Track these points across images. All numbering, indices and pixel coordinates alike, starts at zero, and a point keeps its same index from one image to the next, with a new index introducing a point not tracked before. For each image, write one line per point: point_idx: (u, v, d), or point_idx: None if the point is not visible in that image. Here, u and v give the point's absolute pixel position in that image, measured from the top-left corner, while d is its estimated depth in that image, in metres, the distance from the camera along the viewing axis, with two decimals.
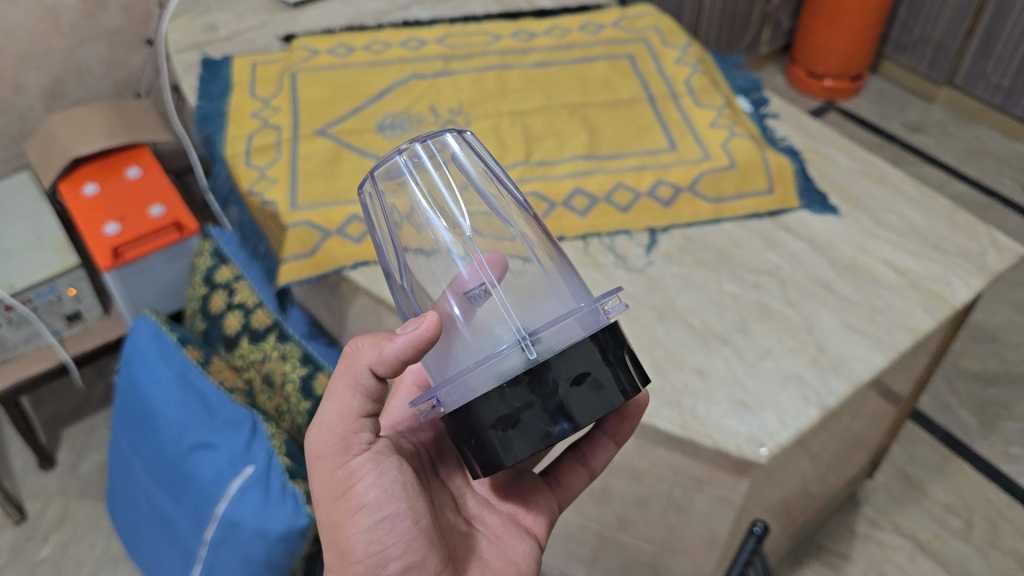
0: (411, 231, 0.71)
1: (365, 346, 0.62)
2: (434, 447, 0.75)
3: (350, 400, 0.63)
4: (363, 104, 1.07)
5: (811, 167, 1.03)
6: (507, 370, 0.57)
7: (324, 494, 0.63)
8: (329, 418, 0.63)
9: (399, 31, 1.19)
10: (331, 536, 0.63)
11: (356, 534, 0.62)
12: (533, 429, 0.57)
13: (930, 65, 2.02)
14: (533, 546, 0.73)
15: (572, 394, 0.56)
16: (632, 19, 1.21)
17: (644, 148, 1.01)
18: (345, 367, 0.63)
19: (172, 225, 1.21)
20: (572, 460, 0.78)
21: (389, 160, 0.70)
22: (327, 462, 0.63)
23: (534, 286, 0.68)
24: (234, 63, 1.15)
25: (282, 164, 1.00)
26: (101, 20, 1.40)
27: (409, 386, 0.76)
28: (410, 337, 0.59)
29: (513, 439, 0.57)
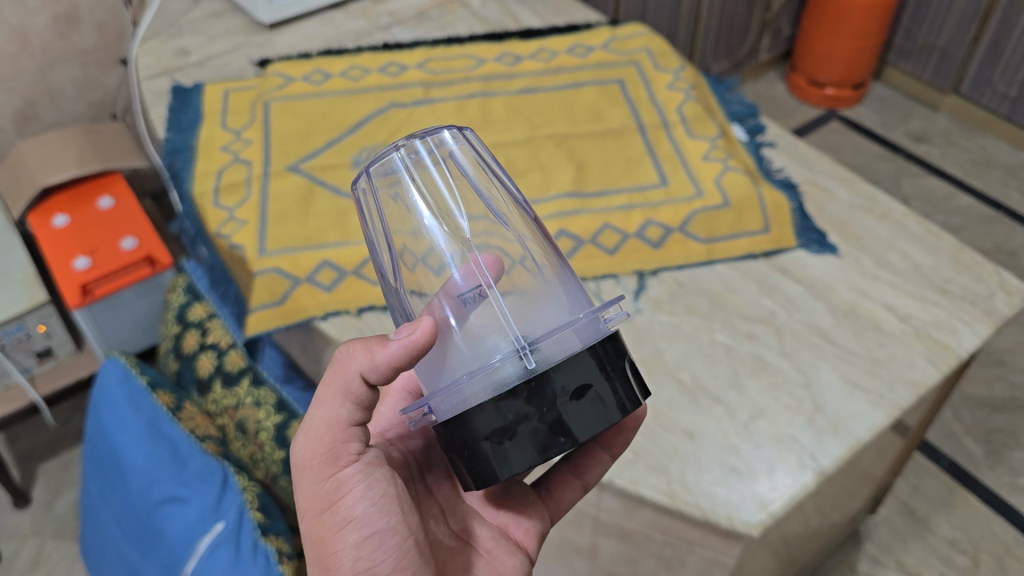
0: (407, 233, 0.65)
1: (354, 352, 0.57)
2: (424, 455, 0.69)
3: (341, 406, 0.58)
4: (338, 137, 1.02)
5: (809, 202, 0.98)
6: (503, 380, 0.52)
7: (309, 507, 0.58)
8: (316, 425, 0.59)
9: (378, 55, 1.14)
10: (315, 552, 0.58)
11: (343, 550, 0.57)
12: (529, 442, 0.52)
13: (934, 72, 1.96)
14: (524, 561, 0.67)
15: (572, 407, 0.52)
16: (622, 40, 1.15)
17: (633, 185, 0.96)
18: (333, 372, 0.59)
19: (144, 259, 1.16)
20: (565, 472, 0.71)
21: (385, 156, 0.64)
22: (313, 472, 0.58)
23: (532, 290, 0.62)
24: (205, 91, 1.10)
25: (251, 204, 0.95)
26: (73, 40, 1.35)
27: (399, 392, 0.71)
28: (404, 342, 0.54)
29: (508, 450, 0.52)
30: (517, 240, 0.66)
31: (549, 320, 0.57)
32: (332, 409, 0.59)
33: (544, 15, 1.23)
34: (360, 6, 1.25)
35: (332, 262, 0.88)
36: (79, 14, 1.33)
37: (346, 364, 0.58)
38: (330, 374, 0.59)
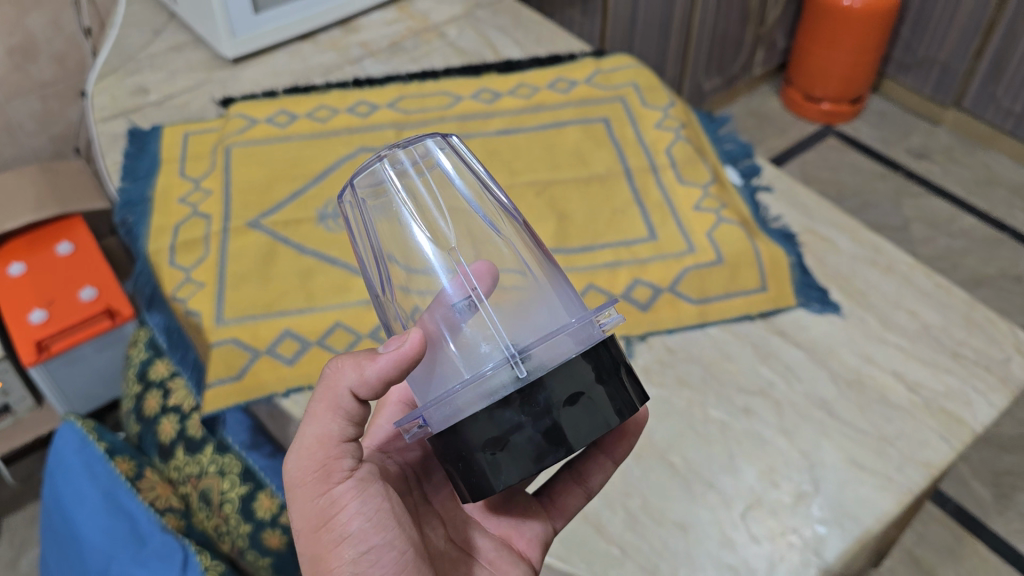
0: (394, 245, 0.61)
1: (349, 362, 0.51)
2: (421, 467, 0.63)
3: (333, 418, 0.52)
4: (303, 186, 0.95)
5: (809, 254, 0.91)
6: (496, 391, 0.49)
7: (302, 527, 0.52)
8: (308, 441, 0.52)
9: (347, 92, 1.07)
10: (309, 572, 0.52)
11: (338, 571, 0.50)
12: (525, 449, 0.48)
13: (936, 86, 1.92)
14: (529, 573, 0.60)
15: (567, 414, 0.48)
16: (608, 73, 1.08)
17: (619, 238, 0.89)
18: (326, 384, 0.52)
19: (103, 311, 1.09)
20: (566, 479, 0.65)
21: (368, 167, 0.61)
22: (304, 491, 0.52)
23: (524, 298, 0.58)
24: (163, 134, 1.03)
25: (209, 264, 0.88)
26: (31, 73, 1.28)
27: (394, 403, 0.64)
28: (393, 354, 0.50)
29: (502, 461, 0.48)
30: (506, 248, 0.62)
31: (540, 326, 0.55)
32: (324, 423, 0.52)
33: (525, 45, 1.16)
34: (330, 36, 1.18)
35: (293, 331, 0.81)
36: (36, 47, 1.26)
37: (338, 378, 0.51)
38: (322, 388, 0.52)
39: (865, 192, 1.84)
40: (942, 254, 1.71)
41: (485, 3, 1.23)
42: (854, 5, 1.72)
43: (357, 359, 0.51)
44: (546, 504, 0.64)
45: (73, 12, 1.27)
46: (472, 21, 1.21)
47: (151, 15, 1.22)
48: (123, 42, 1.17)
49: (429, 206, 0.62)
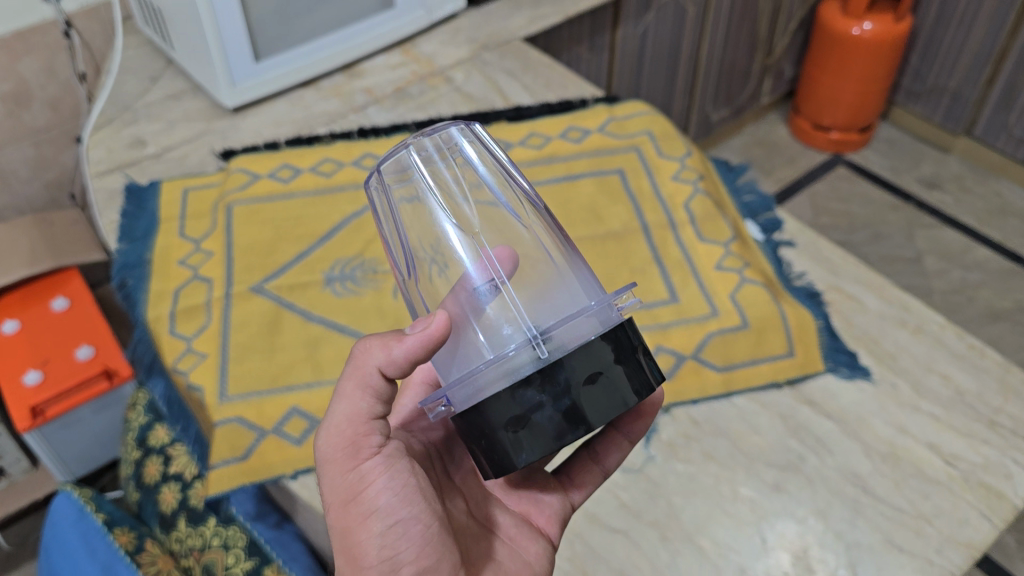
0: (418, 230, 0.63)
1: (378, 344, 0.53)
2: (445, 447, 0.64)
3: (363, 396, 0.54)
4: (308, 247, 0.91)
5: (835, 314, 0.88)
6: (518, 368, 0.50)
7: (332, 500, 0.53)
8: (338, 419, 0.54)
9: (352, 144, 1.03)
10: (338, 546, 0.53)
11: (366, 542, 0.51)
12: (546, 426, 0.50)
13: (945, 114, 1.95)
14: (548, 549, 0.61)
15: (586, 393, 0.50)
16: (621, 121, 1.05)
17: (639, 302, 0.85)
18: (354, 364, 0.54)
19: (100, 371, 1.06)
20: (582, 458, 0.66)
21: (396, 154, 0.63)
22: (334, 466, 0.53)
23: (544, 282, 0.60)
24: (162, 191, 1.00)
25: (212, 333, 0.84)
26: (24, 119, 1.25)
27: (419, 384, 0.64)
28: (419, 336, 0.52)
29: (525, 438, 0.50)
30: (527, 236, 0.64)
31: (559, 307, 0.56)
32: (353, 401, 0.54)
33: (534, 90, 1.13)
34: (333, 82, 1.15)
35: (300, 409, 0.78)
36: (30, 93, 1.23)
37: (366, 359, 0.53)
38: (350, 369, 0.54)
39: (875, 223, 1.83)
40: (957, 287, 1.70)
41: (492, 46, 1.20)
42: (864, 34, 1.75)
43: (385, 341, 0.54)
44: (563, 483, 0.65)
45: (67, 57, 1.24)
46: (478, 64, 1.17)
47: (149, 62, 1.19)
48: (120, 91, 1.14)
49: (453, 189, 0.64)
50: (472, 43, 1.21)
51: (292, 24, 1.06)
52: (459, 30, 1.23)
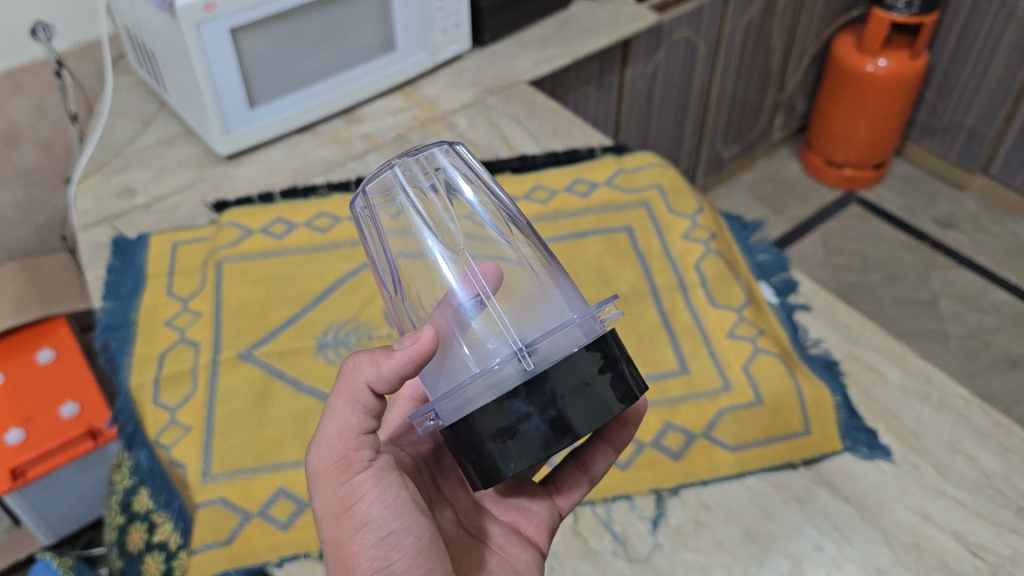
0: (405, 251, 0.60)
1: (366, 359, 0.52)
2: (434, 461, 0.62)
3: (353, 410, 0.52)
4: (301, 309, 0.87)
5: (853, 388, 0.83)
6: (503, 382, 0.47)
7: (323, 515, 0.51)
8: (328, 433, 0.52)
9: (349, 197, 1.00)
10: (331, 560, 0.50)
11: (358, 554, 0.49)
12: (534, 435, 0.47)
13: (961, 151, 1.91)
14: (537, 558, 0.59)
15: (573, 402, 0.47)
16: (630, 173, 1.01)
17: (646, 373, 0.80)
18: (343, 379, 0.53)
19: (85, 431, 1.03)
20: (570, 466, 0.63)
21: (379, 174, 0.60)
22: (324, 480, 0.51)
23: (528, 297, 0.56)
24: (151, 245, 0.95)
25: (196, 403, 0.80)
26: (14, 161, 1.21)
27: (406, 399, 0.61)
28: (405, 351, 0.50)
29: (512, 449, 0.47)
30: (514, 252, 0.60)
31: (543, 319, 0.53)
32: (343, 416, 0.52)
33: (540, 138, 1.09)
34: (331, 127, 1.11)
35: (288, 490, 0.73)
36: (19, 134, 1.19)
37: (355, 375, 0.52)
38: (339, 386, 0.53)
39: (889, 264, 1.79)
40: (974, 332, 1.65)
41: (497, 89, 1.15)
42: (879, 71, 1.72)
43: (372, 357, 0.52)
44: (550, 489, 0.63)
45: (59, 97, 1.20)
46: (482, 108, 1.13)
47: (142, 105, 1.15)
48: (111, 135, 1.10)
49: (438, 209, 0.61)
50: (476, 86, 1.16)
51: (286, 69, 1.02)
52: (463, 72, 1.19)
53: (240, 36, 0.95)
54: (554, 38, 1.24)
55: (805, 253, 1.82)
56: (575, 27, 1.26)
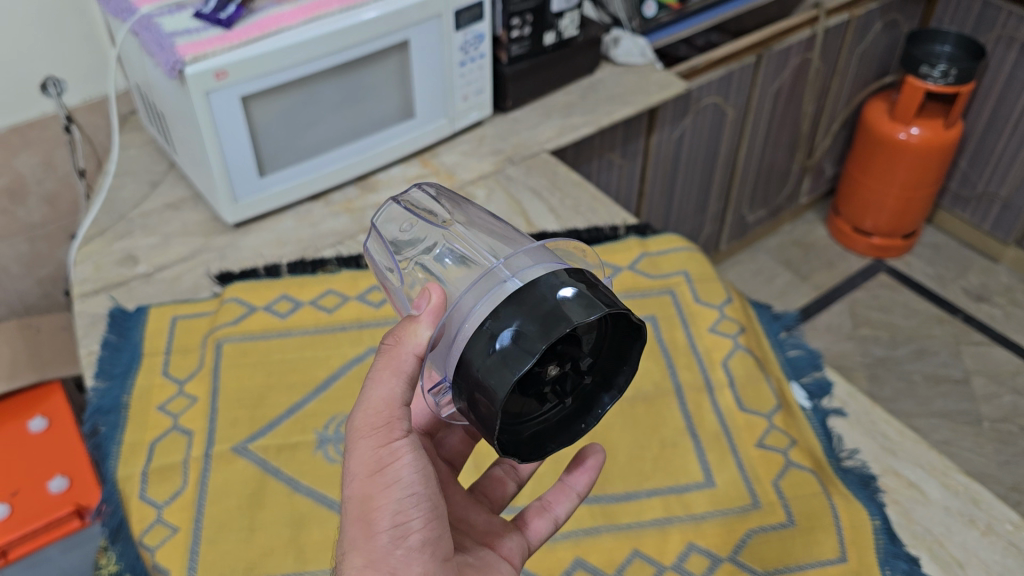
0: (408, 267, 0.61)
1: (410, 327, 0.50)
2: None
3: (396, 372, 0.50)
4: (303, 399, 0.83)
5: (891, 507, 0.76)
6: (485, 290, 0.50)
7: (355, 468, 0.50)
8: (374, 391, 0.50)
9: (359, 274, 0.96)
10: (353, 513, 0.49)
11: (383, 514, 0.48)
12: (533, 331, 0.45)
13: (995, 223, 1.86)
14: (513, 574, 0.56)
15: (563, 299, 0.46)
16: (655, 257, 0.97)
17: (669, 485, 0.74)
18: (392, 336, 0.50)
19: (71, 508, 0.96)
20: (533, 506, 0.61)
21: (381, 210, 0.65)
22: (365, 439, 0.49)
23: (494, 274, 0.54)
24: (149, 318, 0.90)
25: (186, 502, 0.74)
26: (18, 216, 1.14)
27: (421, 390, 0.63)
28: (429, 310, 0.50)
29: (511, 350, 0.45)
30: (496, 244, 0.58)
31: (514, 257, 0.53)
32: (387, 375, 0.50)
33: (561, 214, 1.03)
34: (344, 195, 1.06)
35: None
36: (25, 188, 1.13)
37: (399, 344, 0.50)
38: (382, 356, 0.51)
39: (919, 338, 1.72)
40: (1008, 414, 1.57)
41: (517, 159, 1.11)
42: (912, 138, 1.67)
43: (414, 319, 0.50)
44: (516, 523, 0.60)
45: (67, 152, 1.14)
46: (502, 179, 1.08)
47: (150, 164, 1.11)
48: (117, 197, 1.07)
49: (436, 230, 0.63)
50: (496, 155, 1.11)
51: (299, 135, 0.98)
52: (483, 139, 1.14)
53: (252, 104, 0.91)
54: (579, 104, 1.20)
55: (832, 323, 1.76)
56: (600, 94, 1.22)
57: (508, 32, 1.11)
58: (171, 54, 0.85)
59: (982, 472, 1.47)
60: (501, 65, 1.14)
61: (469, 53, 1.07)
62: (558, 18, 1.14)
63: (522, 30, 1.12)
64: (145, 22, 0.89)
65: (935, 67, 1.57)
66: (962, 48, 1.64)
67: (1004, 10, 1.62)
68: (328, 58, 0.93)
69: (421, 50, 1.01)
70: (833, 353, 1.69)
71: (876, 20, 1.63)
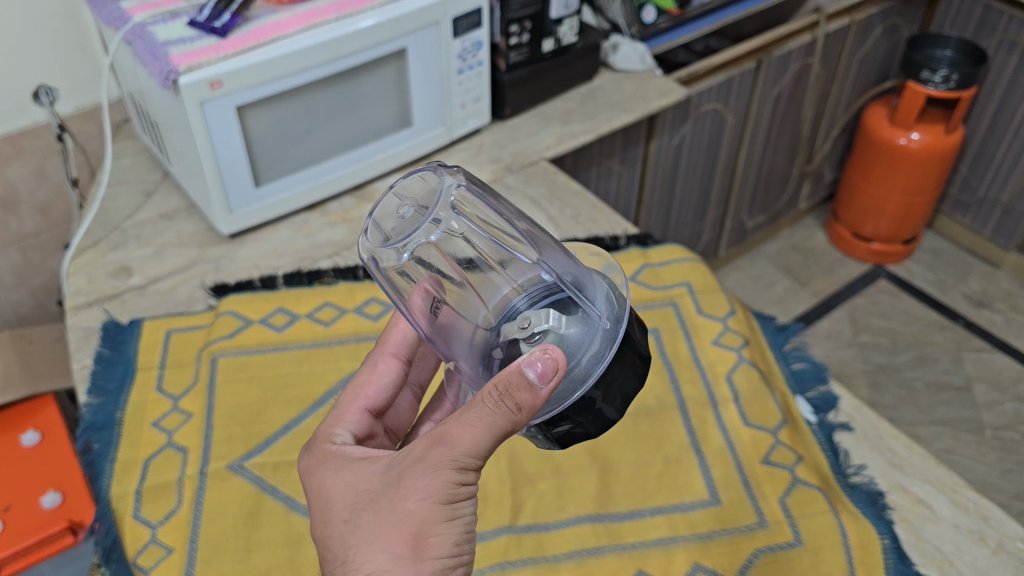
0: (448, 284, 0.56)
1: (533, 388, 0.45)
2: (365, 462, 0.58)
3: (498, 423, 0.46)
4: (300, 414, 0.81)
5: (900, 525, 0.75)
6: (594, 347, 0.49)
7: (423, 492, 0.47)
8: (469, 429, 0.46)
9: (356, 286, 0.95)
10: (408, 532, 0.46)
11: (438, 548, 0.47)
12: (634, 384, 0.51)
13: (995, 228, 1.85)
14: None
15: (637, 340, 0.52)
16: (657, 269, 0.96)
17: (673, 502, 0.73)
18: (506, 382, 0.45)
19: (64, 524, 0.94)
20: None
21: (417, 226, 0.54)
22: (451, 476, 0.46)
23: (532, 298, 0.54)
24: (143, 331, 0.89)
25: (181, 521, 0.73)
26: (10, 226, 1.12)
27: (390, 356, 0.61)
28: (553, 378, 0.45)
29: (619, 396, 0.51)
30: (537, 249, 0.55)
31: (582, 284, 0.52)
32: (485, 417, 0.46)
33: (561, 223, 1.02)
34: (341, 205, 1.05)
35: None
36: (17, 197, 1.11)
37: (515, 395, 0.45)
38: (490, 391, 0.46)
39: (920, 345, 1.71)
40: (1011, 422, 1.56)
41: (516, 167, 1.09)
42: (913, 143, 1.66)
43: (540, 379, 0.45)
44: None
45: (60, 161, 1.12)
46: (501, 188, 1.06)
47: (145, 173, 1.10)
48: (110, 208, 1.05)
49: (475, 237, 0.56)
50: (496, 163, 1.10)
51: (294, 144, 0.96)
52: (481, 147, 1.13)
53: (247, 113, 0.90)
54: (577, 111, 1.18)
55: (832, 329, 1.75)
56: (599, 101, 1.20)
57: (507, 39, 1.09)
58: (164, 63, 0.83)
59: (985, 480, 1.46)
60: (499, 72, 1.13)
61: (467, 61, 1.05)
62: (557, 25, 1.12)
63: (521, 37, 1.10)
64: (138, 31, 0.88)
65: (936, 72, 1.56)
66: (963, 52, 1.63)
67: (1005, 14, 1.61)
68: (325, 67, 0.91)
69: (418, 57, 1.00)
70: (834, 361, 1.68)
71: (877, 24, 1.62)
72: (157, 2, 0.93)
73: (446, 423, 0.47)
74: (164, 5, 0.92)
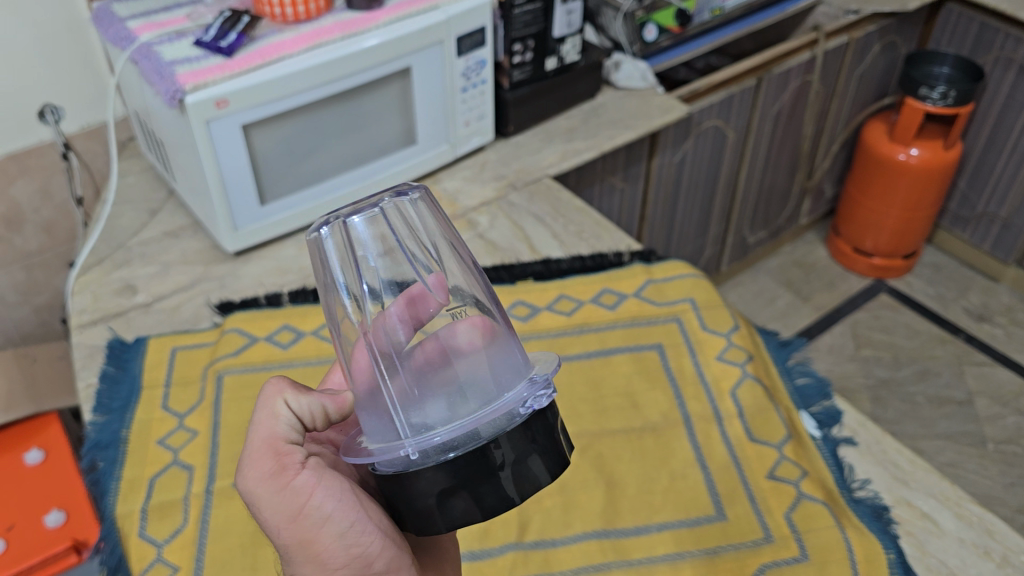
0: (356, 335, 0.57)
1: (295, 394, 0.52)
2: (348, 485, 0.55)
3: (284, 430, 0.51)
4: None
5: (904, 539, 0.75)
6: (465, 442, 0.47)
7: (272, 522, 0.49)
8: (250, 446, 0.50)
9: None
10: (299, 556, 0.49)
11: (330, 547, 0.49)
12: (488, 507, 0.47)
13: (995, 243, 1.86)
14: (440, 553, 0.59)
15: (522, 471, 0.48)
16: (660, 284, 0.96)
17: (679, 518, 0.73)
18: (258, 407, 0.52)
19: (68, 543, 0.93)
20: None
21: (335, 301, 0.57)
22: (266, 493, 0.48)
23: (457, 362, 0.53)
24: (148, 349, 0.89)
25: (188, 540, 0.73)
26: (15, 244, 1.13)
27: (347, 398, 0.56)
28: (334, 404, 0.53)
29: (458, 504, 0.47)
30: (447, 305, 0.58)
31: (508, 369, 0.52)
32: (255, 434, 0.51)
33: (565, 239, 1.02)
34: None
35: None
36: (21, 216, 1.11)
37: (269, 400, 0.51)
38: (256, 416, 0.52)
39: (922, 359, 1.72)
40: (1013, 436, 1.56)
41: (520, 184, 1.10)
42: (911, 158, 1.66)
43: (292, 388, 0.52)
44: None
45: (64, 179, 1.13)
46: (504, 206, 1.07)
47: (149, 192, 1.10)
48: (115, 226, 1.05)
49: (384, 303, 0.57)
50: (499, 180, 1.11)
51: (299, 162, 0.97)
52: (485, 165, 1.14)
53: (253, 132, 0.90)
54: (580, 128, 1.19)
55: (833, 344, 1.75)
56: (602, 118, 1.21)
57: (510, 58, 1.10)
58: (171, 83, 0.84)
59: (988, 494, 1.46)
60: (503, 91, 1.13)
61: (470, 79, 1.06)
62: (559, 44, 1.13)
63: (523, 56, 1.11)
64: (144, 50, 0.89)
65: (934, 88, 1.57)
66: (960, 69, 1.64)
67: (1001, 31, 1.62)
68: (329, 86, 0.92)
69: (423, 77, 1.01)
70: (836, 375, 1.68)
71: (875, 41, 1.63)
72: (163, 21, 0.94)
73: (240, 468, 0.50)
74: (170, 26, 0.93)
